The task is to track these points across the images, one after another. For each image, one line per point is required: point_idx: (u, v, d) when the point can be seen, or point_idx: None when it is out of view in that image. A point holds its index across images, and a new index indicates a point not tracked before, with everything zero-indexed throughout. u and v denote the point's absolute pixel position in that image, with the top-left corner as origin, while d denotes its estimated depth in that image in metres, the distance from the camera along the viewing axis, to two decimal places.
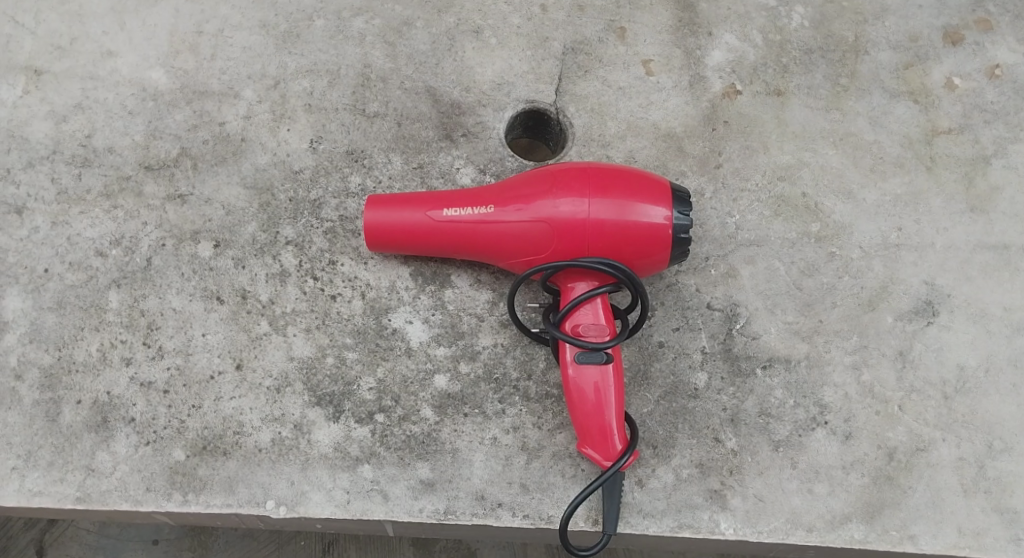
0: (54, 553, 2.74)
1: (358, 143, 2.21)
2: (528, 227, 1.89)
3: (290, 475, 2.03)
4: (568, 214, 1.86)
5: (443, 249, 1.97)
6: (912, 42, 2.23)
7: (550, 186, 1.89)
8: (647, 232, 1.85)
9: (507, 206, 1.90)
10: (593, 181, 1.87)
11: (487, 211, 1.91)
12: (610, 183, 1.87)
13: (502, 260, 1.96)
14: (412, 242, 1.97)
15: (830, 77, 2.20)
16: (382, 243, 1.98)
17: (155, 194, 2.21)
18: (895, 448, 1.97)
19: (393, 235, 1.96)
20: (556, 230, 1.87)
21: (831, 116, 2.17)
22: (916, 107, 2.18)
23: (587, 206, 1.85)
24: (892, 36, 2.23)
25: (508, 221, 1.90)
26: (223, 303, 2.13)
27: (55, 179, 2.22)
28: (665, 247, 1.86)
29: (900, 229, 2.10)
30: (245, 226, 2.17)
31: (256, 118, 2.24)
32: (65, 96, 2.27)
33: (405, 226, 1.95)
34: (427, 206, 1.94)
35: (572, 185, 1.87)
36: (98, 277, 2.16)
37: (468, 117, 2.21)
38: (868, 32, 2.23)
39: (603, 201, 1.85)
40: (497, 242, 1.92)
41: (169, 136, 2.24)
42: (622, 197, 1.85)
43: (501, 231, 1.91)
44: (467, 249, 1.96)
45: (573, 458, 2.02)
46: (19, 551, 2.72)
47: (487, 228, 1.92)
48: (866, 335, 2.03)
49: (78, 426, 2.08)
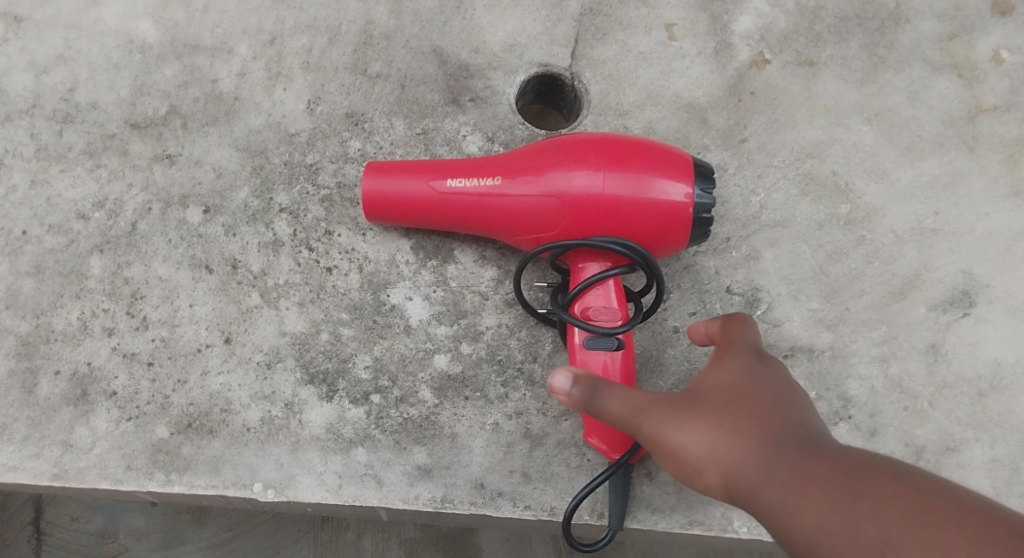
0: (51, 512, 2.59)
1: (359, 106, 2.07)
2: (537, 201, 1.77)
3: (279, 457, 1.92)
4: (582, 189, 1.73)
5: (445, 221, 1.85)
6: (956, 12, 2.07)
7: (562, 157, 1.76)
8: (665, 211, 1.73)
9: (515, 178, 1.78)
10: (609, 154, 1.75)
11: (493, 182, 1.79)
12: (627, 156, 1.74)
13: (508, 236, 1.84)
14: (412, 213, 1.85)
15: (866, 46, 2.05)
16: (380, 213, 1.86)
17: (141, 154, 2.08)
18: (925, 448, 1.87)
19: (393, 206, 1.84)
20: (567, 206, 1.75)
21: (866, 90, 2.03)
22: (958, 81, 2.04)
23: (601, 180, 1.73)
24: (936, 4, 2.07)
25: (515, 194, 1.78)
26: (212, 273, 2.01)
27: (35, 135, 2.10)
28: (683, 226, 1.74)
29: (937, 213, 1.97)
30: (237, 191, 2.05)
31: (251, 76, 2.11)
32: (46, 46, 2.14)
33: (405, 196, 1.83)
34: (430, 175, 1.82)
35: (586, 157, 1.75)
36: (80, 241, 2.04)
37: (477, 80, 2.08)
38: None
39: (619, 175, 1.73)
40: (503, 216, 1.80)
41: (157, 92, 2.11)
42: (640, 172, 1.73)
43: (508, 204, 1.79)
44: (471, 222, 1.84)
45: (578, 448, 1.90)
46: (17, 508, 2.59)
47: (493, 200, 1.79)
48: (896, 325, 1.92)
49: (56, 399, 1.98)
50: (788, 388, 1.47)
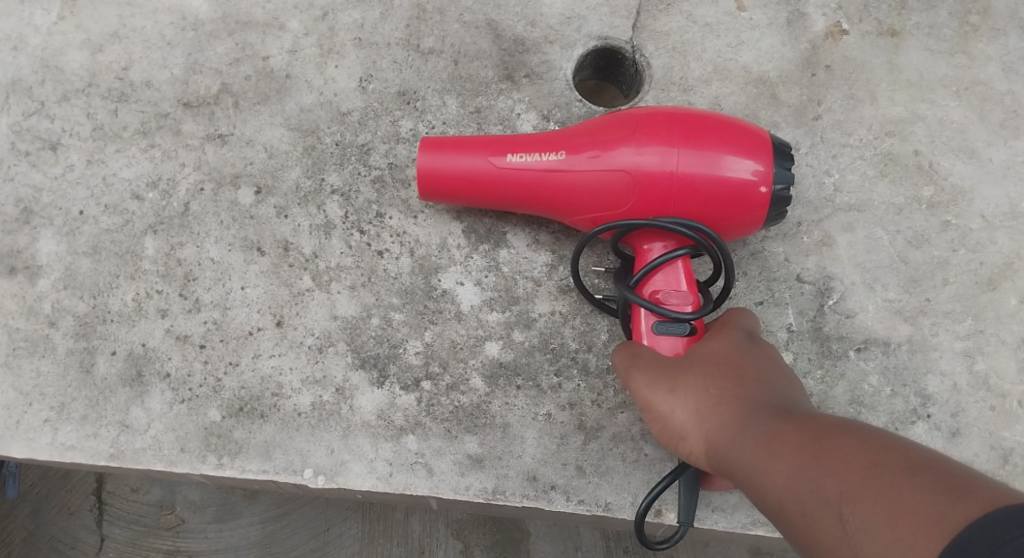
0: (113, 482, 2.59)
1: (411, 83, 2.01)
2: (603, 178, 1.68)
3: (329, 443, 1.88)
4: (652, 164, 1.65)
5: (504, 200, 1.77)
6: None
7: (631, 131, 1.68)
8: (739, 189, 1.64)
9: (581, 153, 1.70)
10: (683, 129, 1.66)
11: (558, 158, 1.71)
12: (701, 131, 1.66)
13: (571, 216, 1.76)
14: (470, 192, 1.77)
15: (957, 14, 1.93)
16: (435, 192, 1.78)
17: (193, 134, 2.04)
18: (1014, 452, 1.73)
19: (449, 184, 1.76)
20: (637, 183, 1.66)
21: (954, 61, 1.90)
22: None
23: (673, 155, 1.64)
24: None
25: (581, 170, 1.69)
26: (264, 255, 1.97)
27: (91, 114, 2.07)
28: (757, 204, 1.66)
29: None
30: (288, 171, 2.00)
31: (302, 52, 2.06)
32: (101, 24, 2.12)
33: (463, 173, 1.75)
34: (490, 151, 1.74)
35: (656, 131, 1.66)
36: (134, 221, 2.01)
37: (532, 55, 1.99)
38: None
39: (691, 149, 1.64)
40: (567, 193, 1.72)
41: (210, 70, 2.07)
42: (715, 146, 1.64)
43: (572, 182, 1.71)
44: (532, 200, 1.76)
45: (635, 442, 1.86)
46: (80, 478, 2.58)
47: (557, 177, 1.71)
48: (983, 319, 1.78)
49: (112, 379, 1.94)
50: (779, 367, 1.55)
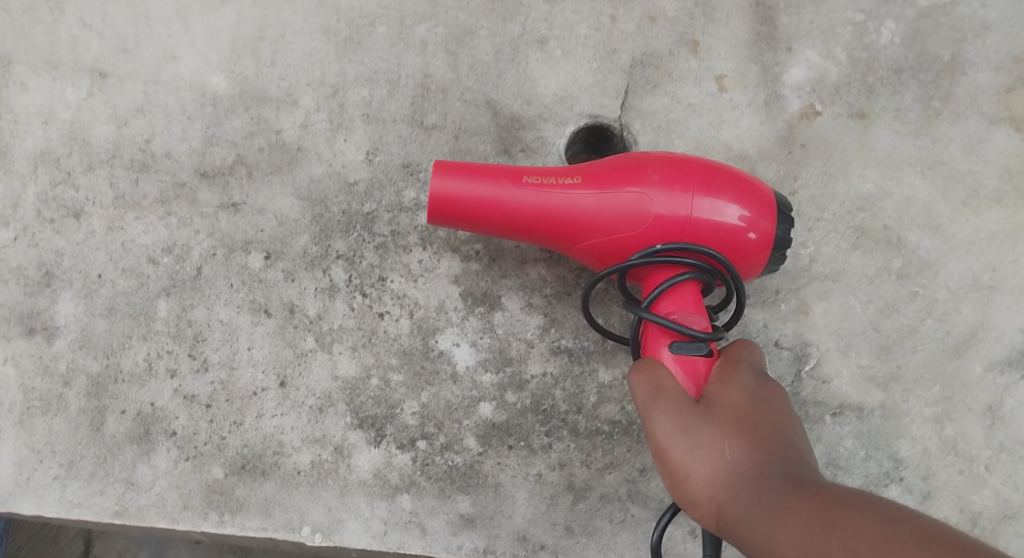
0: (100, 546, 2.66)
1: (415, 156, 2.12)
2: (619, 212, 1.77)
3: (328, 501, 1.98)
4: (668, 204, 1.75)
5: (510, 228, 1.83)
6: (1015, 64, 2.05)
7: (648, 168, 1.78)
8: (743, 235, 1.75)
9: (595, 188, 1.78)
10: (695, 174, 1.77)
11: (572, 188, 1.79)
12: (712, 177, 1.77)
13: (575, 246, 1.82)
14: (477, 215, 1.81)
15: (920, 99, 2.04)
16: (442, 216, 1.82)
17: (208, 202, 2.12)
18: (981, 514, 1.88)
19: (455, 208, 1.80)
20: (649, 220, 1.76)
21: (919, 142, 2.02)
22: (1017, 135, 2.02)
23: (688, 198, 1.75)
24: (993, 56, 2.05)
25: (595, 203, 1.78)
26: (271, 317, 2.06)
27: (114, 184, 2.13)
28: (758, 251, 1.77)
29: (993, 269, 1.96)
30: (296, 237, 2.09)
31: (314, 127, 2.14)
32: (128, 99, 2.17)
33: (474, 197, 1.79)
34: (504, 178, 1.80)
35: (673, 172, 1.77)
36: (149, 284, 2.09)
37: (528, 130, 2.11)
38: (966, 51, 2.06)
39: (706, 194, 1.75)
40: (576, 225, 1.79)
41: (226, 143, 2.14)
42: (724, 190, 1.76)
43: (585, 213, 1.78)
44: (538, 230, 1.82)
45: (622, 502, 1.98)
46: (68, 540, 2.65)
47: (570, 207, 1.78)
48: (951, 386, 1.91)
49: (120, 437, 2.03)
50: (784, 414, 1.67)
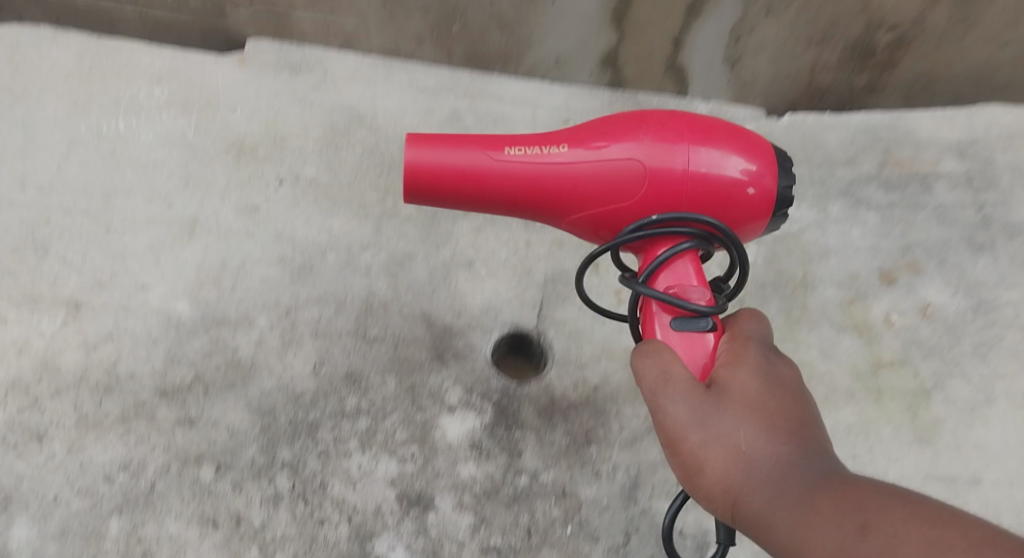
0: None
1: (357, 365, 2.31)
2: (608, 163, 1.84)
3: None
4: (659, 156, 1.83)
5: (498, 197, 1.88)
6: (853, 280, 2.50)
7: (636, 131, 1.85)
8: (738, 189, 1.83)
9: (584, 144, 1.86)
10: (691, 126, 1.86)
11: (561, 149, 1.86)
12: (710, 129, 1.86)
13: (566, 219, 1.90)
14: (458, 186, 1.86)
15: (782, 310, 2.44)
16: (421, 193, 1.87)
17: (166, 418, 2.22)
18: None
19: (438, 178, 1.85)
20: (647, 174, 1.83)
21: (785, 344, 2.39)
22: (859, 340, 2.41)
23: (680, 151, 1.82)
24: (834, 274, 2.50)
25: (579, 149, 1.86)
26: (218, 528, 2.12)
27: (78, 406, 2.21)
28: (754, 209, 1.85)
29: (855, 457, 2.25)
30: (244, 448, 2.20)
31: (267, 343, 2.32)
32: (98, 327, 2.31)
33: (456, 167, 1.85)
34: (488, 146, 1.87)
35: (655, 121, 1.86)
36: (102, 502, 2.12)
37: (458, 339, 2.38)
38: (814, 270, 2.50)
39: (699, 152, 1.82)
40: (574, 183, 1.86)
41: (187, 362, 2.28)
42: (722, 140, 1.84)
43: (574, 164, 1.85)
44: (528, 192, 1.87)
45: None
46: None
47: (561, 170, 1.85)
48: None
49: None
50: (805, 411, 1.68)
